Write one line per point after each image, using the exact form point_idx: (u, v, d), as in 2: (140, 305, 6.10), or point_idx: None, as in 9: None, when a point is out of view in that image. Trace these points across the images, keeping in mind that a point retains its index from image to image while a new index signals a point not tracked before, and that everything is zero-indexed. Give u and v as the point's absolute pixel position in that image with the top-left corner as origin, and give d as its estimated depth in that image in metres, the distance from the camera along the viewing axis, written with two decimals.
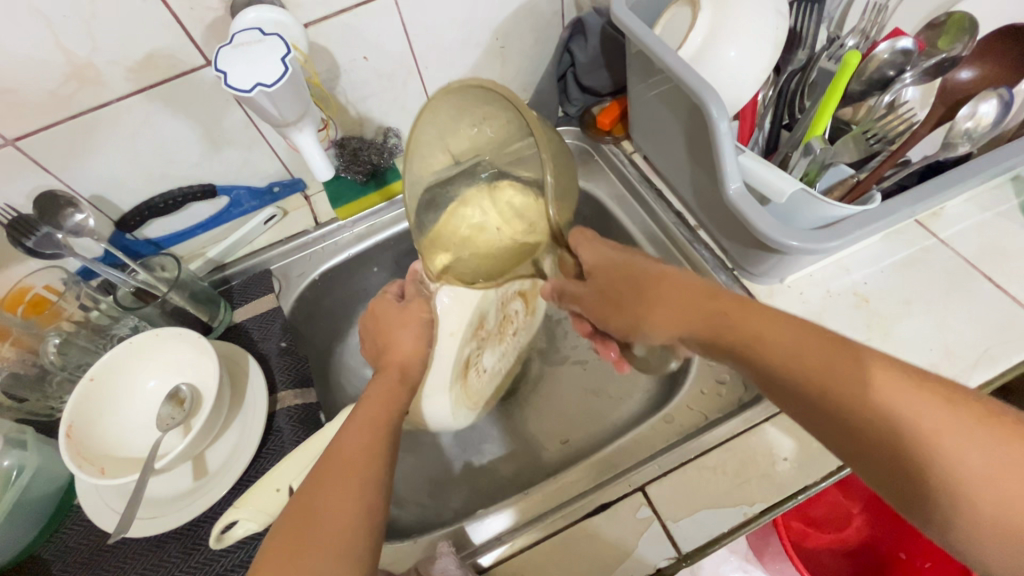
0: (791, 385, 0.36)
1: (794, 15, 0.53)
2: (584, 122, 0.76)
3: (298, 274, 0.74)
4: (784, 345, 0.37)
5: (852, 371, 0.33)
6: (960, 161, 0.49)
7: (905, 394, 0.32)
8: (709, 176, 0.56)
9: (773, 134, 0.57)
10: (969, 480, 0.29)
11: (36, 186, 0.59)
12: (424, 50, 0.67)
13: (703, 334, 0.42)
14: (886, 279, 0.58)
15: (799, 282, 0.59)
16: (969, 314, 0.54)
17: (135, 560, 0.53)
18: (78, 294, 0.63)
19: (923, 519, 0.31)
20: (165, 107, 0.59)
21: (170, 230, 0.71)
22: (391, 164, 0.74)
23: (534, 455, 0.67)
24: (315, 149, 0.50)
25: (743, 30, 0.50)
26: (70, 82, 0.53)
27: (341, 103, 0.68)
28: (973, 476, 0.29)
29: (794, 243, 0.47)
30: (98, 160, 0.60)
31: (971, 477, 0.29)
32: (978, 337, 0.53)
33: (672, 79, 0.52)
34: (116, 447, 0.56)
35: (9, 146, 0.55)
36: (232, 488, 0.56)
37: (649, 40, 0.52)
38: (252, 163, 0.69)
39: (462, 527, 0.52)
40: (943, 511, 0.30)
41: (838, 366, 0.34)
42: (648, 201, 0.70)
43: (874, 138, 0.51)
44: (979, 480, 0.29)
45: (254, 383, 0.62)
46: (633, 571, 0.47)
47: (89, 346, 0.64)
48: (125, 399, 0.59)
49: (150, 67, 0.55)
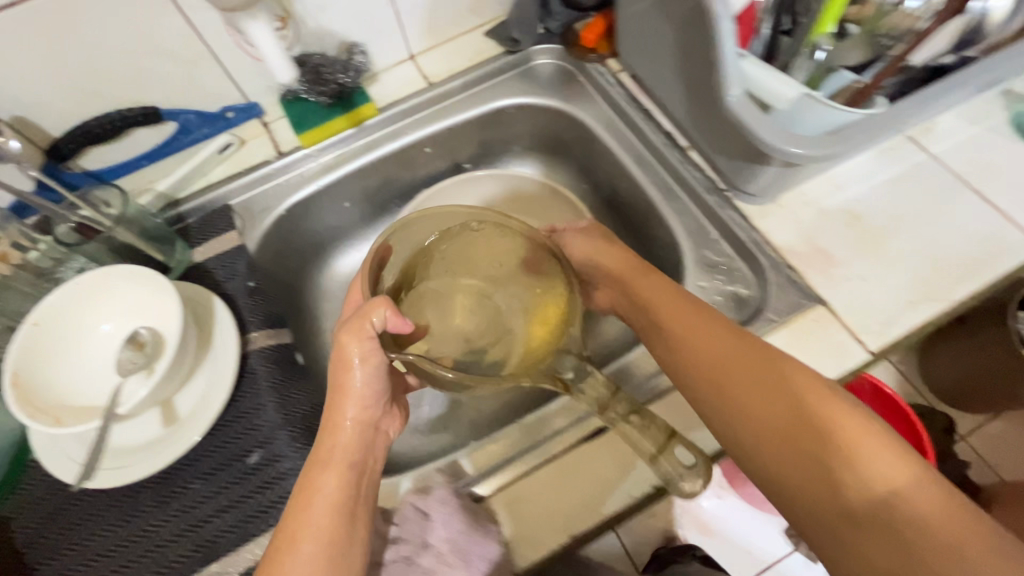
0: (816, 459, 0.39)
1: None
2: (566, 40, 0.71)
3: (262, 209, 0.67)
4: (810, 402, 0.40)
5: (843, 436, 0.39)
6: (937, 73, 0.47)
7: (834, 405, 0.40)
8: (704, 81, 0.52)
9: (771, 39, 0.51)
10: (850, 440, 0.38)
11: (15, 115, 0.55)
12: None
13: (785, 435, 0.40)
14: (877, 196, 0.56)
15: (790, 200, 0.57)
16: (954, 228, 0.54)
17: (47, 498, 0.52)
18: (12, 233, 0.56)
19: (841, 492, 0.37)
20: (142, 41, 0.55)
21: (112, 162, 0.64)
22: (357, 84, 0.67)
23: (505, 395, 0.67)
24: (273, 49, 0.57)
25: None
26: (131, 41, 0.54)
27: (315, 26, 0.63)
28: (872, 474, 0.37)
29: (791, 150, 0.46)
30: (104, 105, 0.59)
31: (874, 480, 0.37)
32: (929, 236, 0.54)
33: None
34: (68, 396, 0.51)
35: (23, 98, 0.54)
36: (204, 433, 0.54)
37: None
38: (211, 89, 0.63)
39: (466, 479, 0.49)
40: (840, 495, 0.37)
41: (859, 454, 0.38)
42: (637, 121, 0.66)
43: (885, 38, 0.47)
44: (849, 448, 0.38)
45: (221, 326, 0.58)
46: (622, 498, 0.47)
47: (32, 291, 0.58)
48: (76, 347, 0.54)
49: (160, 7, 0.53)
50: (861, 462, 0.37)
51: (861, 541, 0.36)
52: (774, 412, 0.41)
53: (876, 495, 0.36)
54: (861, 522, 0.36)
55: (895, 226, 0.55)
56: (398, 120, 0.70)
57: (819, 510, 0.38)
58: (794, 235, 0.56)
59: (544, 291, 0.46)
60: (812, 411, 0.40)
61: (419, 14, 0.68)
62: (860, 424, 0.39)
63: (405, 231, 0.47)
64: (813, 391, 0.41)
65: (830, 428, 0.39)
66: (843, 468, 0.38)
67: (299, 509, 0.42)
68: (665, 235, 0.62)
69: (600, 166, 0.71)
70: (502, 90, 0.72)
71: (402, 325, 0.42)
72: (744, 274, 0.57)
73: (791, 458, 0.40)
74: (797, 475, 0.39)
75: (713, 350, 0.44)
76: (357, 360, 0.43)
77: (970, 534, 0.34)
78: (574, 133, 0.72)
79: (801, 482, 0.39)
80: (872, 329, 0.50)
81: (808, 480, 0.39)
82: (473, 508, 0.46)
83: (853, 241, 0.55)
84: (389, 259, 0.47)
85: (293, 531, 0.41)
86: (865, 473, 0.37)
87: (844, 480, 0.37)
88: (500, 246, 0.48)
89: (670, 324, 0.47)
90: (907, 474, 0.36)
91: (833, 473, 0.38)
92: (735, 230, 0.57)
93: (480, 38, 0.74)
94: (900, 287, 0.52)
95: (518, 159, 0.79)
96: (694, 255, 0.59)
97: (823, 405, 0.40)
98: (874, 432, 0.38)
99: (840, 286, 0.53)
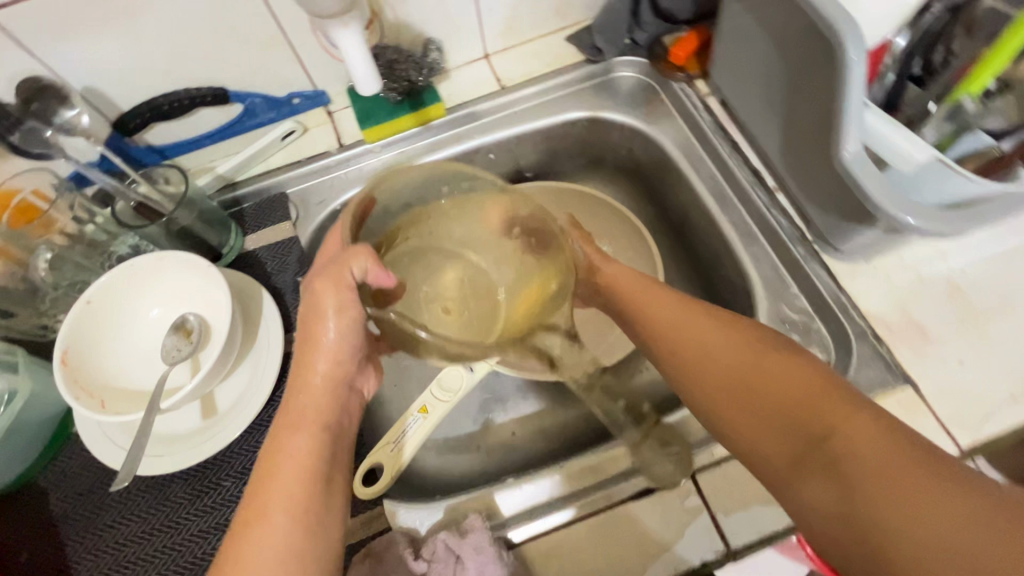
0: (794, 435, 0.36)
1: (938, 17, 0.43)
2: (653, 54, 0.66)
3: (318, 202, 0.65)
4: (792, 383, 0.38)
5: (821, 413, 0.35)
6: None
7: (822, 384, 0.37)
8: (813, 125, 0.48)
9: (898, 85, 0.46)
10: (832, 424, 0.35)
11: (87, 86, 0.54)
12: None
13: (768, 411, 0.38)
14: (987, 270, 0.50)
15: (886, 263, 0.52)
16: None
17: (85, 474, 0.52)
18: (72, 203, 0.55)
19: (824, 473, 0.34)
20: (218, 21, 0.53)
21: (175, 139, 0.63)
22: (430, 82, 0.64)
23: (544, 423, 0.64)
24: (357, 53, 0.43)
25: None
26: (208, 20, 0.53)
27: (393, 18, 0.60)
28: (856, 454, 0.33)
29: (911, 220, 0.40)
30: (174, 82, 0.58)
31: (857, 459, 0.32)
32: None
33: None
34: (114, 378, 0.51)
35: (97, 70, 0.53)
36: (241, 432, 0.53)
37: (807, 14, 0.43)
38: (281, 74, 0.61)
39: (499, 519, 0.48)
40: (827, 480, 0.33)
41: (840, 433, 0.34)
42: (721, 152, 0.61)
43: None
44: (829, 430, 0.34)
45: (266, 321, 0.57)
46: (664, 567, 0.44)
47: (83, 263, 0.56)
48: (126, 328, 0.53)
49: None
50: (843, 447, 0.33)
51: (824, 495, 0.33)
52: (752, 386, 0.40)
53: (865, 479, 0.31)
54: (842, 506, 0.32)
55: (1008, 307, 0.49)
56: (465, 122, 0.67)
57: (808, 500, 0.34)
58: (885, 302, 0.51)
59: (529, 271, 0.45)
60: (799, 385, 0.38)
61: (500, 14, 0.65)
62: (847, 406, 0.35)
63: (394, 183, 0.44)
64: (801, 369, 0.39)
65: (819, 404, 0.36)
66: (807, 422, 0.35)
67: (270, 471, 0.40)
68: (737, 280, 0.58)
69: (672, 194, 0.66)
70: (577, 101, 0.68)
71: (385, 279, 0.43)
72: (823, 337, 0.52)
73: (770, 435, 0.38)
74: (778, 456, 0.37)
75: (707, 334, 0.44)
76: (333, 311, 0.43)
77: (940, 484, 0.29)
78: (648, 155, 0.67)
79: (779, 454, 0.37)
80: (968, 421, 0.45)
81: (787, 457, 0.36)
82: (507, 557, 0.44)
83: (956, 318, 0.49)
84: (369, 214, 0.44)
85: (262, 500, 0.39)
86: (847, 452, 0.33)
87: (821, 455, 0.34)
88: (499, 219, 0.45)
89: (647, 317, 0.48)
90: (871, 433, 0.33)
91: (809, 449, 0.35)
92: (819, 287, 0.53)
93: (560, 42, 0.70)
94: (1007, 378, 0.46)
95: (582, 173, 0.75)
96: (768, 308, 0.54)
97: (810, 385, 0.37)
98: (866, 414, 0.34)
99: (934, 367, 0.48)
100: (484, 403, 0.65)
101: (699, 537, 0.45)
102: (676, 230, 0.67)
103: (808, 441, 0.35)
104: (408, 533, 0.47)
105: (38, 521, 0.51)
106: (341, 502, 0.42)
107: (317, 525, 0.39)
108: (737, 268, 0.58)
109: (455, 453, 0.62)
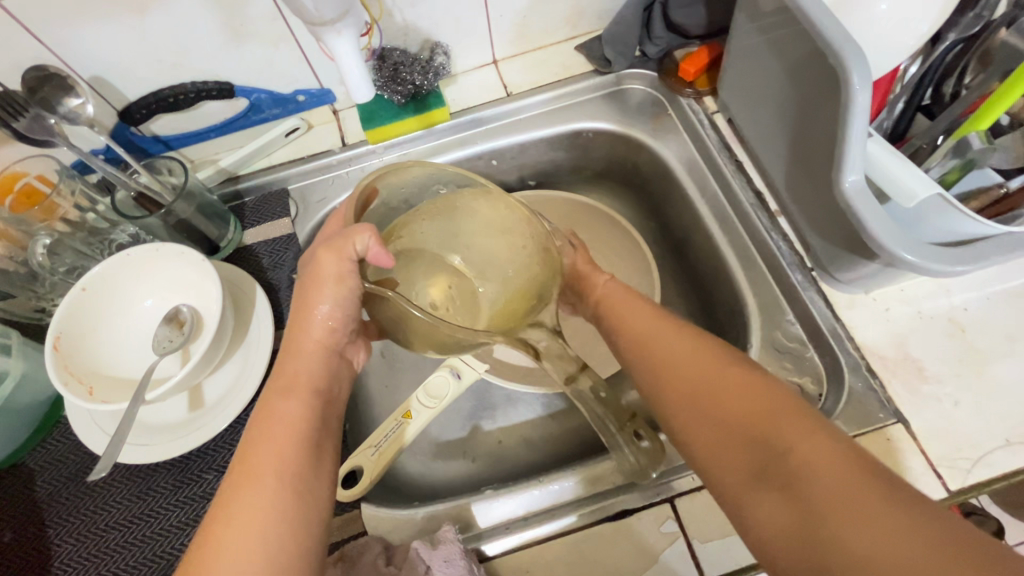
0: (752, 451, 0.35)
1: (944, 49, 0.43)
2: (663, 67, 0.65)
3: (318, 200, 0.65)
4: (755, 399, 0.37)
5: (782, 434, 0.34)
6: None
7: (785, 404, 0.36)
8: (817, 151, 0.47)
9: (905, 116, 0.45)
10: (793, 444, 0.33)
11: (94, 75, 0.55)
12: None
13: (730, 427, 0.37)
14: (990, 309, 0.49)
15: (886, 296, 0.51)
16: None
17: (72, 458, 0.53)
18: (74, 190, 0.56)
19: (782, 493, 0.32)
20: (226, 17, 0.54)
21: (181, 130, 0.63)
22: (435, 86, 0.64)
23: (531, 434, 0.64)
24: (352, 60, 0.43)
25: None
26: (215, 16, 0.53)
27: (400, 21, 0.60)
28: (814, 471, 0.32)
29: (909, 256, 0.39)
30: (180, 75, 0.58)
31: (816, 479, 0.31)
32: None
33: (798, 20, 0.42)
34: (105, 365, 0.52)
35: (104, 60, 0.54)
36: (226, 426, 0.53)
37: (812, 41, 0.42)
38: (287, 71, 0.61)
39: (473, 530, 0.48)
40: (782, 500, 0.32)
41: (800, 451, 0.33)
42: (725, 172, 0.60)
43: None
44: (789, 450, 0.33)
45: (258, 317, 0.57)
46: None
47: (84, 250, 0.58)
48: (120, 316, 0.54)
49: None
50: (804, 463, 0.32)
51: (779, 512, 0.32)
52: (713, 397, 0.38)
53: (826, 501, 0.30)
54: (795, 526, 0.31)
55: (1008, 349, 0.47)
56: (470, 127, 0.67)
57: (761, 518, 0.33)
58: (882, 335, 0.50)
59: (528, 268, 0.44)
60: (761, 400, 0.37)
61: (509, 21, 0.65)
62: (804, 425, 0.34)
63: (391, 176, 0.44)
64: (764, 386, 0.38)
65: (780, 421, 0.35)
66: (769, 438, 0.34)
67: (258, 438, 0.38)
68: (734, 302, 0.57)
69: (674, 210, 0.65)
70: (584, 112, 0.67)
71: (384, 257, 0.42)
72: (816, 367, 0.51)
73: (727, 448, 0.36)
74: (736, 470, 0.35)
75: (673, 347, 0.43)
76: (331, 279, 0.42)
77: (896, 514, 0.29)
78: (652, 169, 0.67)
79: (735, 470, 0.35)
80: (958, 464, 0.44)
81: (744, 471, 0.35)
82: (477, 570, 0.44)
83: (954, 357, 0.48)
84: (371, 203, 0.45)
85: (250, 469, 0.37)
86: (807, 472, 0.32)
87: (778, 473, 0.33)
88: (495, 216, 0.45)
89: (625, 327, 0.47)
90: (833, 461, 0.32)
91: (767, 467, 0.34)
92: (816, 316, 0.52)
93: (570, 51, 0.69)
94: (1003, 422, 0.45)
95: (586, 184, 0.74)
96: (762, 334, 0.53)
97: (776, 402, 0.36)
98: (822, 436, 0.33)
99: (927, 405, 0.46)
100: (472, 410, 0.65)
101: (674, 563, 0.44)
102: (676, 246, 0.66)
103: (765, 457, 0.34)
104: (383, 540, 0.47)
105: (23, 502, 0.51)
106: (331, 469, 0.40)
107: (309, 491, 0.37)
108: (733, 290, 0.57)
109: (438, 458, 0.62)
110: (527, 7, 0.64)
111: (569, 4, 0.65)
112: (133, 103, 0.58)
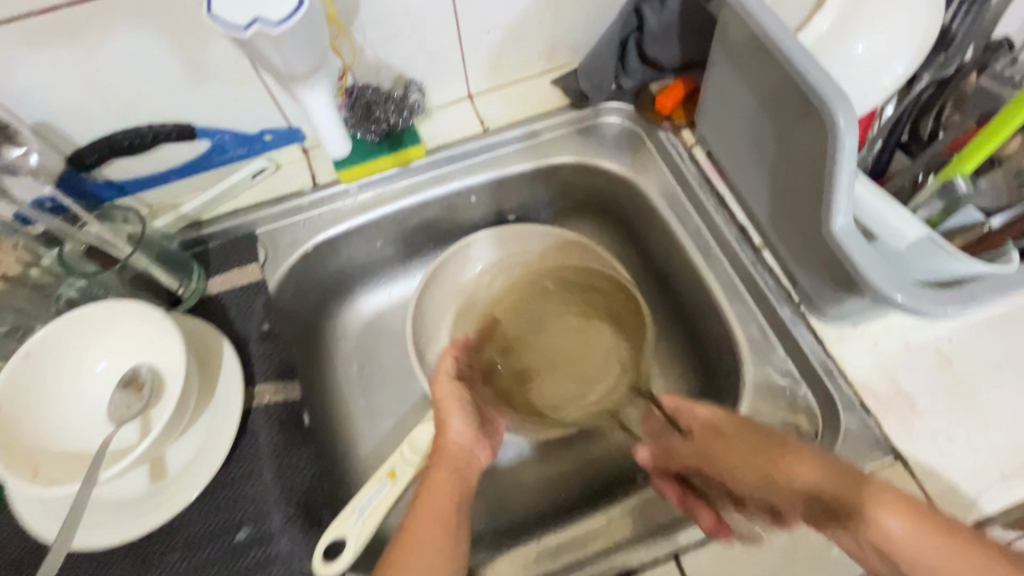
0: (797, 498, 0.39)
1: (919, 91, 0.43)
2: (639, 101, 0.65)
3: (288, 242, 0.62)
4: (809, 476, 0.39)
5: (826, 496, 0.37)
6: None
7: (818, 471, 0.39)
8: (801, 188, 0.46)
9: (885, 155, 0.45)
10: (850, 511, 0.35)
11: (38, 120, 0.51)
12: (477, 23, 0.59)
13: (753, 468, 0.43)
14: (973, 339, 0.49)
15: (873, 329, 0.51)
16: None
17: (14, 545, 0.47)
18: (16, 243, 0.51)
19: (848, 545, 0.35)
20: (185, 57, 0.51)
21: (137, 174, 0.59)
22: (409, 124, 0.62)
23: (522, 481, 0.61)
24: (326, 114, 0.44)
25: (884, 36, 0.41)
26: (173, 56, 0.50)
27: (372, 58, 0.58)
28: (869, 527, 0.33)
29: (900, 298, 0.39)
30: (136, 118, 0.54)
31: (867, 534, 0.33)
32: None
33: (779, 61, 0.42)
34: (51, 439, 0.47)
35: (49, 104, 0.50)
36: (192, 499, 0.49)
37: (793, 81, 0.42)
38: (253, 111, 0.58)
39: None
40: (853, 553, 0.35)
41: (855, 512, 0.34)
42: (706, 205, 0.60)
43: None
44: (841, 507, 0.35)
45: (226, 374, 0.53)
46: None
47: (27, 308, 0.52)
48: (68, 383, 0.49)
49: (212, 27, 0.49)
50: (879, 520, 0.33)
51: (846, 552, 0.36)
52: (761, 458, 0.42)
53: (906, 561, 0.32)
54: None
55: (993, 380, 0.48)
56: (447, 163, 0.65)
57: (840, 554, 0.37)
58: (873, 369, 0.49)
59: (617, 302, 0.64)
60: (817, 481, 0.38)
61: (484, 56, 0.63)
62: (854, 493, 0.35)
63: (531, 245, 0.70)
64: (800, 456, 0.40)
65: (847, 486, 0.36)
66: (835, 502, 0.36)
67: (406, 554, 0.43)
68: (723, 337, 0.56)
69: (657, 243, 0.65)
70: (562, 146, 0.66)
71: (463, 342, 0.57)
72: (810, 403, 0.51)
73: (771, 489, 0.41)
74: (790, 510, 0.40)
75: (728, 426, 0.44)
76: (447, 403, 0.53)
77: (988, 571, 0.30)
78: (633, 203, 0.66)
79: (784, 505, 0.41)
80: (955, 500, 0.44)
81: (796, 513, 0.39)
82: None
83: (943, 389, 0.48)
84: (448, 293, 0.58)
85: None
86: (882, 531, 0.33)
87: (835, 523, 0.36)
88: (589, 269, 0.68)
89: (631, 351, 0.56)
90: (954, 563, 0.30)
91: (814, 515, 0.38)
92: (807, 352, 0.51)
93: (546, 84, 0.68)
94: (995, 455, 0.45)
95: (567, 216, 0.73)
96: (754, 370, 0.53)
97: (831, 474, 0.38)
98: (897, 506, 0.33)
99: (922, 440, 0.46)
100: None
101: None
102: (661, 279, 0.66)
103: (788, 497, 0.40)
104: None
105: None
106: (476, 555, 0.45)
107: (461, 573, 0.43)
108: (722, 326, 0.56)
109: None
110: (501, 42, 0.63)
111: (543, 38, 0.64)
112: (81, 147, 0.54)
